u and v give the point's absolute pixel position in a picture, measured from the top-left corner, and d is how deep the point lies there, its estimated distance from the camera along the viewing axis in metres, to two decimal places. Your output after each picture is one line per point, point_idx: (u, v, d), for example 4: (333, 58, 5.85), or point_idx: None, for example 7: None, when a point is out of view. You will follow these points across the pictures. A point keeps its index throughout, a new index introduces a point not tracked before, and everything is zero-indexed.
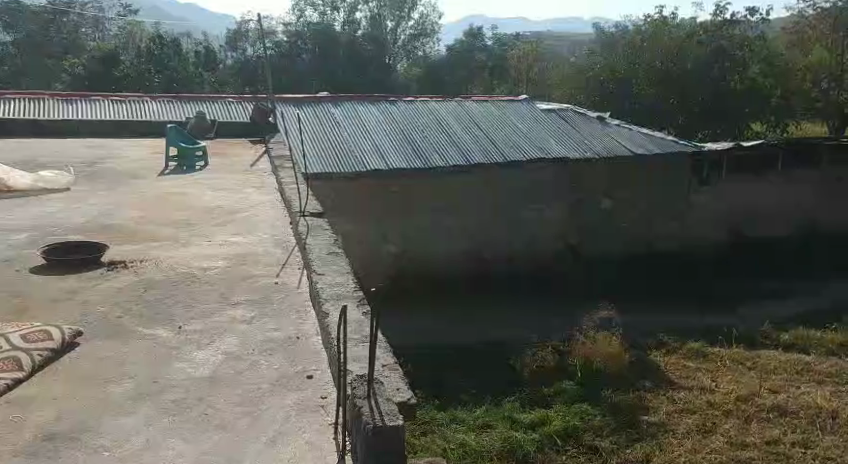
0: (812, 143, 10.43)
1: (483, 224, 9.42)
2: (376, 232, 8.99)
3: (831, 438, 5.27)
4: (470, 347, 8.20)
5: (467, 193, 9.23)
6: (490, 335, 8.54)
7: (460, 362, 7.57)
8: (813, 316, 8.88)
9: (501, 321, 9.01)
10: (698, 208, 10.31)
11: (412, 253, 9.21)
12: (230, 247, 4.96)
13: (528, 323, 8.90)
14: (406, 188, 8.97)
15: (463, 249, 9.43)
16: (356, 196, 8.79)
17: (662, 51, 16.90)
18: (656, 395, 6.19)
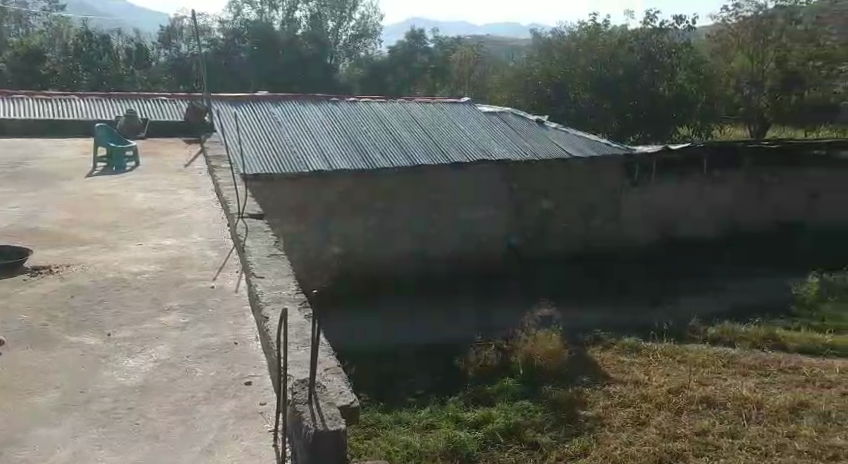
0: (735, 145, 10.98)
1: (428, 225, 9.48)
2: (320, 233, 8.89)
3: (756, 427, 5.54)
4: (416, 345, 8.23)
5: (412, 194, 9.26)
6: (435, 335, 8.59)
7: (404, 361, 7.58)
8: (739, 306, 9.33)
9: (446, 320, 9.08)
10: (630, 208, 10.70)
11: (357, 255, 9.17)
12: (151, 249, 4.81)
13: (473, 321, 9.01)
14: (351, 189, 8.92)
15: (407, 250, 9.46)
16: (299, 198, 8.66)
17: (597, 56, 17.43)
18: (593, 390, 6.36)
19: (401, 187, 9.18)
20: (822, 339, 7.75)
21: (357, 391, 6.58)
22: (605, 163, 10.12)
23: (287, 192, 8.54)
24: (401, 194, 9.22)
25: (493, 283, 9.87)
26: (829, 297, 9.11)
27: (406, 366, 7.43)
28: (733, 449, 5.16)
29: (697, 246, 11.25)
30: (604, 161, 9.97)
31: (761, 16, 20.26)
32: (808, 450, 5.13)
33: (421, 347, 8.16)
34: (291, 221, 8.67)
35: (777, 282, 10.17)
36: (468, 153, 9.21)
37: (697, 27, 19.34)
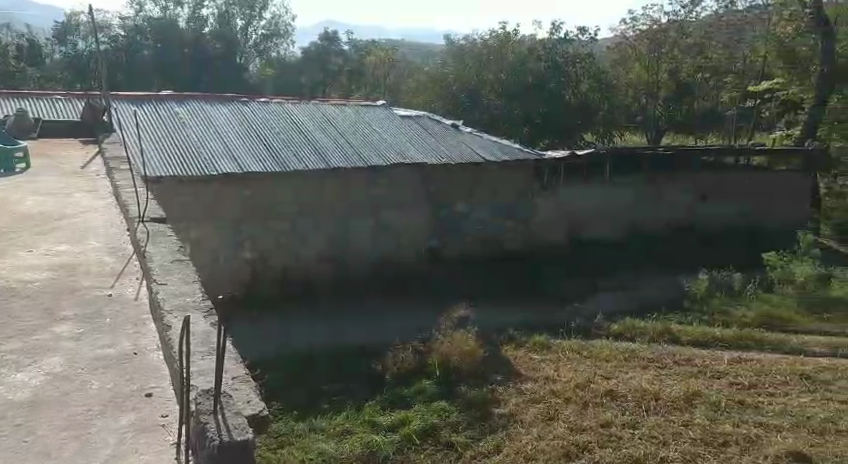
0: (636, 151, 11.64)
1: (342, 226, 9.42)
2: (229, 238, 8.64)
3: (655, 418, 5.87)
4: (328, 344, 8.09)
5: (325, 196, 9.20)
6: (348, 333, 8.47)
7: (318, 363, 7.47)
8: (639, 302, 9.85)
9: (364, 318, 9.02)
10: (540, 210, 11.11)
11: (268, 259, 8.95)
12: (41, 256, 4.53)
13: (392, 318, 9.01)
14: (262, 191, 8.75)
15: (322, 252, 9.34)
16: (206, 201, 8.40)
17: (505, 65, 17.97)
18: (506, 388, 6.53)
19: (314, 188, 9.09)
20: (712, 332, 8.21)
21: (269, 400, 6.43)
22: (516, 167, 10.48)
23: (192, 194, 8.27)
24: (314, 195, 9.13)
25: (410, 283, 9.92)
26: (717, 294, 9.61)
27: (321, 369, 7.32)
28: (634, 439, 5.45)
29: (601, 246, 11.74)
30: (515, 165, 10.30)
31: (656, 30, 20.92)
32: (701, 437, 5.48)
33: (333, 345, 8.03)
34: (197, 225, 8.39)
35: (674, 280, 10.76)
36: (384, 157, 9.31)
37: (599, 38, 20.31)
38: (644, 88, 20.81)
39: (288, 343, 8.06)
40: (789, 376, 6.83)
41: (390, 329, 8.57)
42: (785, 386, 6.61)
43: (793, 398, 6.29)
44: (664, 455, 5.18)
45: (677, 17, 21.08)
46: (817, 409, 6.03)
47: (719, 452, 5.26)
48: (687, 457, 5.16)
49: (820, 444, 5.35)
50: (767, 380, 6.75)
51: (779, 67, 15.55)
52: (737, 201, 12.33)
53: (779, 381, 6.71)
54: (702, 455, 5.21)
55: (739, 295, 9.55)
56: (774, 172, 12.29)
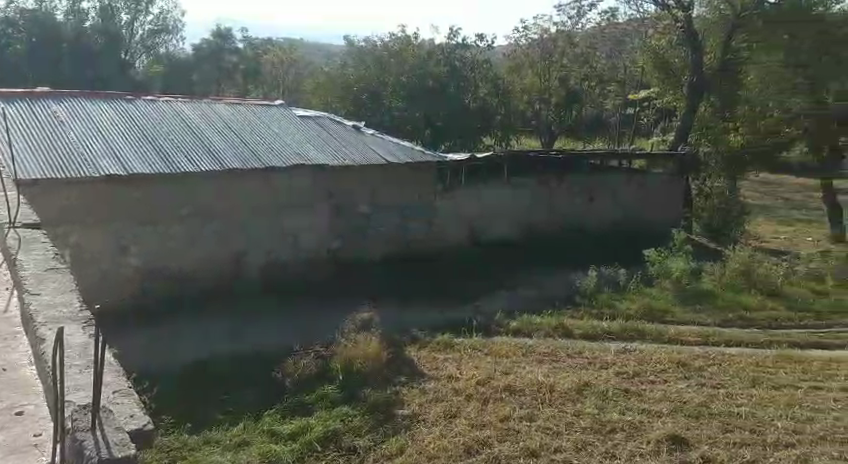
0: (529, 155, 12.19)
1: (237, 228, 9.14)
2: (112, 243, 8.18)
3: (551, 410, 6.12)
4: (221, 349, 7.78)
5: (217, 197, 8.89)
6: (242, 334, 8.20)
7: (212, 371, 7.17)
8: (536, 296, 10.22)
9: (264, 319, 8.76)
10: (441, 212, 11.32)
11: (157, 264, 8.52)
12: None
13: (293, 318, 8.80)
14: (147, 193, 8.35)
15: (216, 255, 9.00)
16: (85, 205, 7.92)
17: (404, 68, 18.18)
18: (409, 389, 6.57)
19: (204, 189, 8.78)
20: (601, 325, 8.70)
21: (156, 414, 6.09)
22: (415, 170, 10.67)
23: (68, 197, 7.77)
24: (207, 198, 8.82)
25: (311, 286, 9.76)
26: (604, 289, 10.15)
27: (214, 378, 7.01)
28: (531, 432, 5.66)
29: (500, 245, 12.10)
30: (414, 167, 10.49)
31: (546, 40, 22.43)
32: (592, 426, 5.78)
33: (226, 351, 7.74)
34: (75, 230, 7.88)
35: (567, 276, 11.25)
36: (282, 160, 9.18)
37: (494, 46, 21.01)
38: (537, 94, 21.17)
39: (175, 348, 7.68)
40: (667, 364, 7.36)
41: (287, 330, 8.36)
42: (664, 373, 7.12)
43: (672, 385, 6.78)
44: (557, 446, 5.40)
45: (564, 27, 22.21)
46: (692, 393, 6.53)
47: (607, 439, 5.54)
48: (578, 446, 5.42)
49: (694, 427, 5.77)
50: (649, 368, 7.25)
51: (654, 77, 16.66)
52: (622, 202, 13.09)
53: (659, 369, 7.23)
54: (591, 442, 5.48)
55: (624, 289, 10.13)
56: (654, 176, 13.20)
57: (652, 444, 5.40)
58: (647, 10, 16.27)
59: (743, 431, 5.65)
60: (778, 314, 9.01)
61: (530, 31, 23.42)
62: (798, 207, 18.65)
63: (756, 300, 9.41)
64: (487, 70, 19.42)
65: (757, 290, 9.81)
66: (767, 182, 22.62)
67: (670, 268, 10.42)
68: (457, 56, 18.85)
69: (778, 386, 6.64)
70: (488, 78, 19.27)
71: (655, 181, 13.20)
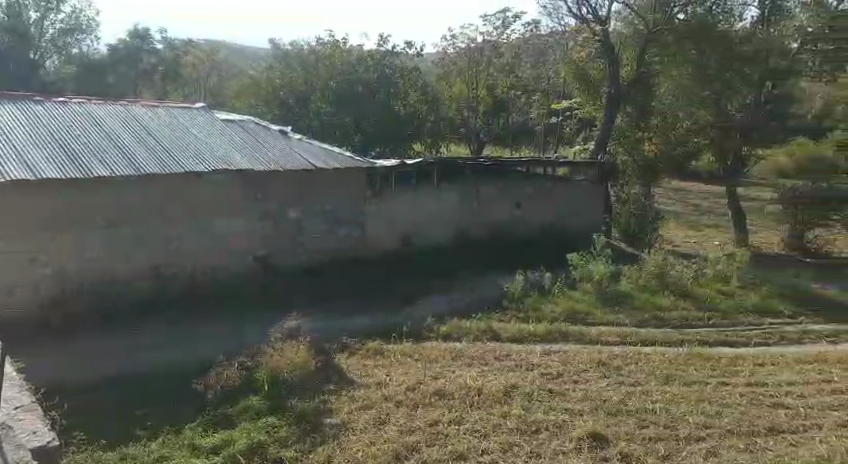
0: (457, 161, 12.30)
1: (182, 232, 9.04)
2: (69, 246, 8.14)
3: (480, 413, 6.20)
4: (168, 355, 7.59)
5: (175, 200, 8.92)
6: (188, 340, 8.04)
7: (139, 384, 6.87)
8: (464, 299, 10.33)
9: (211, 323, 8.60)
10: (370, 218, 11.29)
11: (117, 267, 8.53)
12: None
13: (238, 322, 8.66)
14: (99, 196, 8.33)
15: (174, 260, 8.98)
16: (36, 207, 7.89)
17: (333, 74, 18.11)
18: (338, 397, 6.50)
19: (143, 191, 8.66)
20: (528, 328, 8.89)
21: (92, 424, 5.97)
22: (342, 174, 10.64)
23: (15, 199, 7.71)
24: (147, 201, 8.71)
25: (257, 293, 9.67)
26: (531, 292, 10.36)
27: (180, 383, 6.93)
28: (459, 435, 5.72)
29: (430, 250, 12.17)
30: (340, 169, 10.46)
31: (473, 48, 22.67)
32: (518, 427, 5.90)
33: (172, 357, 7.53)
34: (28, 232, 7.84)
35: (494, 280, 11.46)
36: (204, 163, 8.95)
37: (423, 53, 21.32)
38: (465, 100, 22.70)
39: (128, 353, 7.56)
40: (589, 364, 7.63)
41: (236, 335, 8.23)
42: (586, 373, 7.38)
43: (593, 383, 7.04)
44: (485, 448, 5.48)
45: (490, 37, 22.63)
46: (611, 391, 6.79)
47: (532, 439, 5.68)
48: (504, 447, 5.51)
49: (613, 424, 5.99)
50: (571, 368, 7.49)
51: (576, 88, 17.30)
52: (549, 207, 13.29)
53: (581, 369, 7.49)
54: (517, 443, 5.60)
55: (549, 292, 10.41)
56: (576, 183, 13.45)
57: (574, 442, 5.57)
58: (567, 23, 16.81)
59: (658, 426, 5.93)
60: (689, 314, 9.51)
61: (459, 39, 23.81)
62: (707, 213, 19.78)
63: (667, 301, 9.91)
64: (417, 76, 19.64)
65: (670, 291, 10.32)
66: (680, 190, 23.91)
67: (591, 271, 10.81)
68: (387, 63, 18.95)
69: (689, 382, 7.01)
70: (418, 84, 19.46)
71: (577, 188, 13.46)
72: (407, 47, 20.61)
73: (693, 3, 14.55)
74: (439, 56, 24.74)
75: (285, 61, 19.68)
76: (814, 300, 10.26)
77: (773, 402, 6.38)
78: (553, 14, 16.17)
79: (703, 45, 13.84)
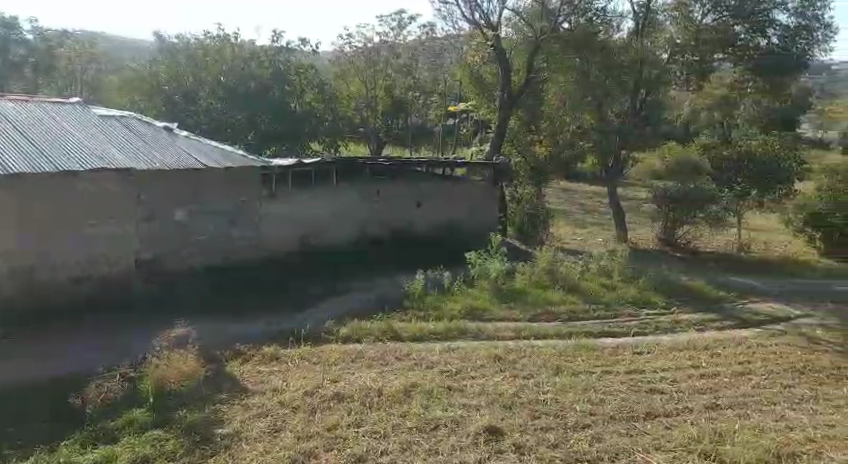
0: (356, 161, 12.26)
1: (167, 232, 9.58)
2: (67, 245, 8.50)
3: (379, 414, 6.20)
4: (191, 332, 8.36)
5: (154, 201, 9.37)
6: (197, 324, 8.72)
7: (16, 400, 6.32)
8: (363, 299, 10.30)
9: (205, 312, 9.25)
10: (264, 219, 11.01)
11: (114, 266, 8.99)
12: None
13: (231, 313, 9.31)
14: (96, 195, 8.70)
15: (160, 259, 9.53)
16: (39, 206, 8.17)
17: (223, 69, 17.51)
18: (231, 406, 6.29)
19: (132, 191, 9.11)
20: (427, 327, 9.00)
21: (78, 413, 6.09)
22: (232, 174, 10.36)
23: (22, 199, 8.01)
24: (137, 201, 9.18)
25: (232, 288, 10.27)
26: (431, 290, 10.50)
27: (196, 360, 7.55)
28: (357, 437, 5.70)
29: (329, 252, 12.03)
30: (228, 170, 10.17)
31: (369, 48, 22.46)
32: (416, 425, 5.96)
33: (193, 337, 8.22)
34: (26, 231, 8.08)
35: (394, 280, 11.51)
36: (91, 163, 8.50)
37: (318, 51, 21.15)
38: (364, 99, 22.42)
39: (132, 350, 7.64)
40: (486, 360, 7.84)
41: (225, 324, 8.84)
42: (482, 368, 7.57)
43: (489, 379, 7.23)
44: (383, 449, 5.50)
45: (387, 37, 22.69)
46: (506, 385, 7.02)
47: (431, 436, 5.76)
48: (403, 446, 5.57)
49: (508, 416, 6.20)
50: (469, 365, 7.67)
51: (471, 91, 17.81)
52: (447, 206, 13.44)
53: (478, 365, 7.68)
54: (416, 442, 5.66)
55: (448, 290, 10.58)
56: (472, 183, 13.63)
57: (470, 437, 5.70)
58: (461, 27, 17.09)
59: (548, 416, 6.19)
60: (577, 308, 9.99)
61: (355, 38, 23.74)
62: (593, 212, 20.87)
63: (557, 295, 10.36)
64: (312, 75, 19.39)
65: (560, 286, 10.80)
66: (569, 190, 25.07)
67: (488, 269, 11.11)
68: (281, 60, 18.60)
69: (576, 373, 7.38)
70: (314, 83, 19.25)
71: (474, 188, 13.65)
72: (302, 44, 20.30)
73: (576, 13, 15.00)
74: (334, 54, 24.58)
75: (172, 53, 18.92)
76: (687, 291, 11.04)
77: (650, 388, 6.83)
78: (448, 16, 16.39)
79: (582, 50, 14.55)
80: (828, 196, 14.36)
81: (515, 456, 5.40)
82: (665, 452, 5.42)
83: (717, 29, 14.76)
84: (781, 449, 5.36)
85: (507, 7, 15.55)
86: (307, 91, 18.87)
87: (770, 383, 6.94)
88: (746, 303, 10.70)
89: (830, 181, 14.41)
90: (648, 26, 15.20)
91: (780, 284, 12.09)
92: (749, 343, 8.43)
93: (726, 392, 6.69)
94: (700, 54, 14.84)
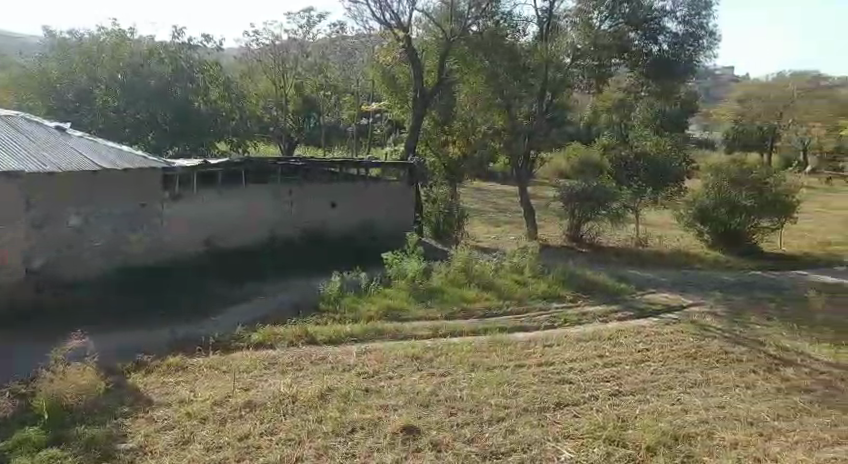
0: (266, 160, 12.03)
1: (83, 232, 9.40)
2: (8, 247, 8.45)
3: (291, 420, 6.09)
4: (108, 340, 8.07)
5: (75, 200, 9.25)
6: (113, 330, 8.42)
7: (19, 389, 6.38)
8: (277, 304, 10.05)
9: (115, 317, 8.87)
10: (167, 221, 10.52)
11: (36, 269, 8.83)
12: None
13: (143, 318, 8.96)
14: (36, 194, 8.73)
15: (74, 261, 9.33)
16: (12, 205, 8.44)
17: (120, 65, 16.59)
18: (134, 420, 6.01)
19: (57, 190, 8.99)
20: (343, 329, 8.91)
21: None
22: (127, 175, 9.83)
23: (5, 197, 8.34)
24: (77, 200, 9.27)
25: (146, 288, 9.83)
26: (347, 292, 10.42)
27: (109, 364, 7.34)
28: (271, 446, 5.57)
29: (238, 256, 11.62)
30: (125, 171, 9.68)
31: (278, 45, 22.65)
32: (332, 429, 5.90)
33: (106, 345, 7.93)
34: (17, 228, 8.53)
35: (309, 283, 11.32)
36: None
37: (222, 48, 20.52)
38: (272, 99, 22.98)
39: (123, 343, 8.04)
40: (404, 359, 7.88)
41: (137, 331, 8.48)
42: (400, 368, 7.61)
43: (406, 378, 7.26)
44: (298, 455, 5.41)
45: (296, 36, 22.26)
46: (423, 384, 7.08)
47: (348, 440, 5.72)
48: (319, 452, 5.49)
49: (425, 415, 6.25)
50: (386, 366, 7.67)
51: (384, 91, 17.87)
52: (361, 207, 13.40)
53: (396, 365, 7.71)
54: (333, 446, 5.60)
55: (366, 291, 10.53)
56: (386, 182, 13.65)
57: (388, 437, 5.71)
58: (372, 27, 17.07)
59: (464, 412, 6.28)
60: (491, 305, 10.21)
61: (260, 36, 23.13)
62: (505, 211, 21.43)
63: (471, 293, 10.55)
64: (214, 73, 18.80)
65: (474, 284, 11.00)
66: (480, 190, 25.63)
67: (405, 269, 11.14)
68: (183, 56, 17.93)
69: (492, 368, 7.55)
70: (215, 82, 18.72)
71: (388, 188, 13.67)
72: (205, 41, 19.64)
73: (484, 16, 15.17)
74: (244, 52, 23.94)
75: (64, 49, 17.85)
76: (591, 284, 11.51)
77: (559, 379, 7.09)
78: (358, 16, 16.32)
79: (490, 53, 14.91)
80: (714, 193, 15.13)
81: (433, 453, 5.45)
82: (573, 440, 5.64)
83: (614, 35, 15.46)
84: (678, 432, 5.69)
85: (417, 8, 15.63)
86: (212, 89, 18.34)
87: (666, 369, 7.36)
88: (645, 295, 11.30)
89: (716, 180, 15.20)
90: (552, 31, 15.93)
91: (676, 276, 12.83)
92: (648, 332, 8.91)
93: (628, 379, 7.05)
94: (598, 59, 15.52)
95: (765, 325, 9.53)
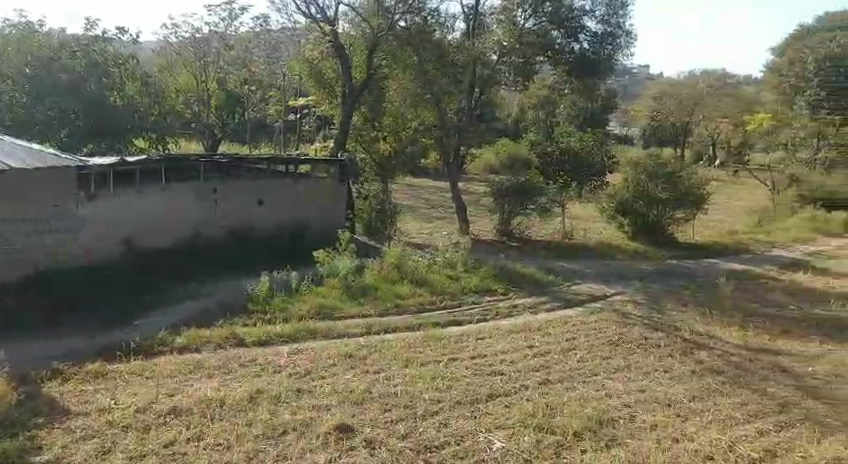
0: (185, 158, 11.64)
1: None
2: None
3: (219, 424, 5.93)
4: (23, 350, 7.67)
5: None
6: (33, 339, 8.05)
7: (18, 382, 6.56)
8: (205, 306, 9.74)
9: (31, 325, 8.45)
10: (83, 223, 10.01)
11: None
12: None
13: (60, 326, 8.54)
14: None
15: None
16: None
17: (26, 59, 15.54)
18: (49, 431, 5.70)
19: None
20: (273, 330, 8.74)
21: None
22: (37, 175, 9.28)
23: None
24: None
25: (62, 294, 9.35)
26: (276, 292, 10.24)
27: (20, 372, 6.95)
28: (199, 452, 5.40)
29: (161, 258, 11.20)
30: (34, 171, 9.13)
31: (198, 39, 21.80)
32: (262, 432, 5.78)
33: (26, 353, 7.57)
34: None
35: (238, 283, 11.04)
36: None
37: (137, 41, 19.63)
38: (193, 95, 22.05)
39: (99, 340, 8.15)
40: (337, 358, 7.80)
41: (55, 339, 8.08)
42: (332, 367, 7.52)
43: (338, 377, 7.19)
44: (228, 460, 5.27)
45: (217, 28, 21.56)
46: (355, 381, 7.03)
47: (279, 442, 5.61)
48: (249, 455, 5.36)
49: (358, 412, 6.22)
50: (318, 365, 7.58)
51: (312, 87, 17.61)
52: (290, 204, 13.17)
53: (329, 364, 7.63)
54: (263, 448, 5.49)
55: (296, 291, 10.34)
56: (316, 179, 13.43)
57: (321, 437, 5.64)
58: (297, 20, 16.79)
59: (398, 408, 6.29)
60: (422, 300, 10.26)
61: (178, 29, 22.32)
62: (435, 206, 21.59)
63: (403, 289, 10.56)
64: (129, 68, 18.03)
65: (406, 280, 11.02)
66: (410, 185, 25.69)
67: (336, 267, 11.03)
68: (97, 49, 17.10)
69: (425, 363, 7.58)
70: (131, 76, 17.93)
71: (318, 184, 13.47)
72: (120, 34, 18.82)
73: (411, 12, 15.21)
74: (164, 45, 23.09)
75: None
76: (519, 277, 11.75)
77: (491, 370, 7.20)
78: (282, 9, 16.02)
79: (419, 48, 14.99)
80: (634, 188, 15.72)
81: (367, 451, 5.42)
82: (504, 429, 5.74)
83: (537, 33, 15.83)
84: (602, 416, 5.89)
85: (343, 3, 15.48)
86: (129, 85, 17.60)
87: (591, 357, 7.60)
88: (571, 285, 11.63)
89: (635, 174, 15.75)
90: (478, 28, 16.28)
91: (600, 267, 13.27)
92: (574, 321, 9.17)
93: (556, 368, 7.24)
94: (523, 55, 15.90)
95: (681, 311, 10.00)
